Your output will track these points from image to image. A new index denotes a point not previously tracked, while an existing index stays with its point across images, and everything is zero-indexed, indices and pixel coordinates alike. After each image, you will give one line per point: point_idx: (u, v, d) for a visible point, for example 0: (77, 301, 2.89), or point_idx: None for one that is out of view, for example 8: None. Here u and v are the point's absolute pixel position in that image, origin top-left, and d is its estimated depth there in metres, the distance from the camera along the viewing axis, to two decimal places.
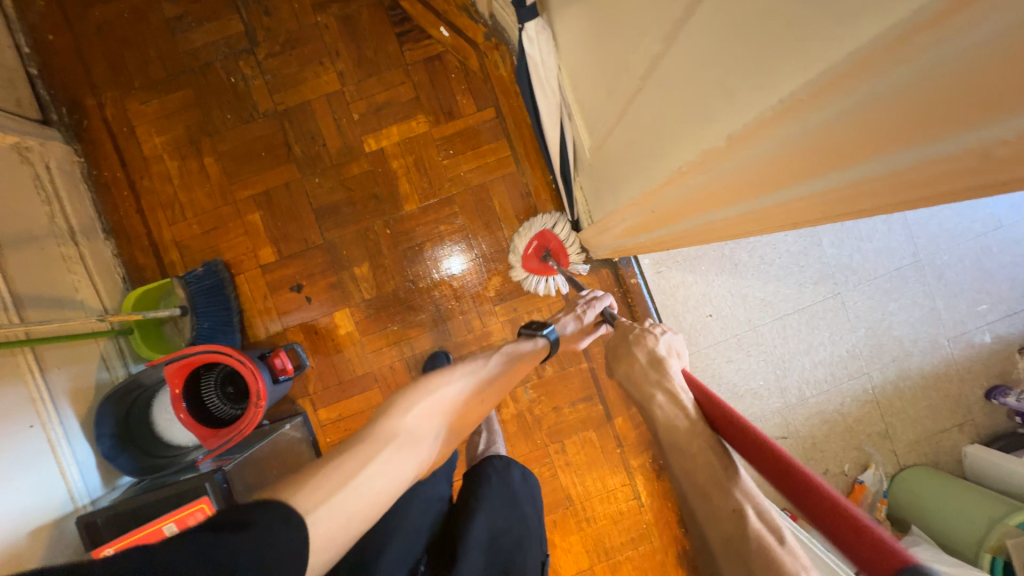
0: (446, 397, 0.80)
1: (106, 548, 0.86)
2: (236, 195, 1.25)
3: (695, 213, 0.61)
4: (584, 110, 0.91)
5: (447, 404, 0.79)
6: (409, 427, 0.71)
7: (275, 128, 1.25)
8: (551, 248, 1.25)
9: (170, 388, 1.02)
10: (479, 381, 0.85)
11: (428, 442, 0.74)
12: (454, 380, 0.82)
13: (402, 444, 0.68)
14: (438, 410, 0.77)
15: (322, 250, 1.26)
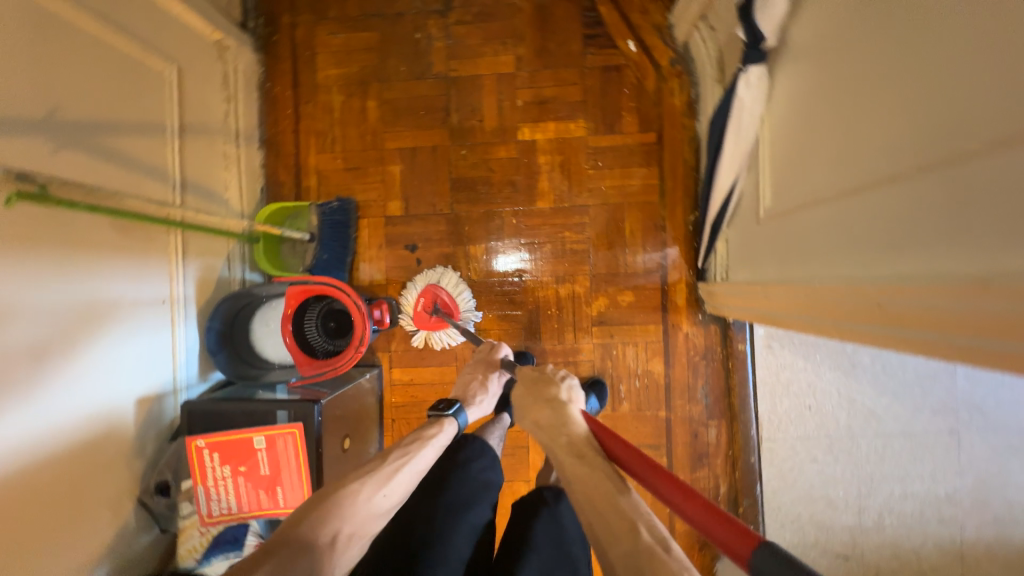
0: (382, 503, 0.74)
1: (201, 438, 0.88)
2: (386, 143, 1.28)
3: (949, 327, 0.52)
4: (789, 169, 0.85)
5: (369, 511, 0.72)
6: (311, 538, 0.66)
7: (441, 91, 1.27)
8: (442, 302, 1.22)
9: (284, 307, 1.05)
10: (398, 474, 0.78)
11: (354, 550, 0.69)
12: (370, 482, 0.75)
13: (306, 557, 0.63)
14: (364, 519, 0.71)
15: (446, 220, 1.27)
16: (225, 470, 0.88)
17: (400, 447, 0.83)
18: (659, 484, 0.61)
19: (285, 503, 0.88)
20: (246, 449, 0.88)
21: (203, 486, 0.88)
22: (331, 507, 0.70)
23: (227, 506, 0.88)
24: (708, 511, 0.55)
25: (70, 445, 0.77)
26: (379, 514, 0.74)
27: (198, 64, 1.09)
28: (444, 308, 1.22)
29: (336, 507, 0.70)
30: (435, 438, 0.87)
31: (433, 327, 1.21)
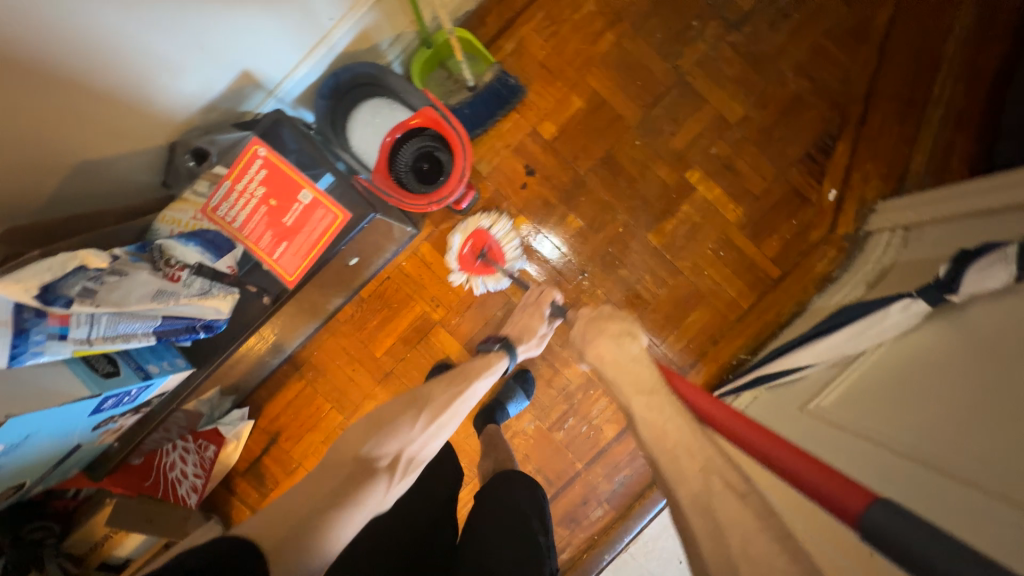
0: (428, 439, 0.81)
1: (265, 148, 0.84)
2: (590, 74, 1.23)
3: None
4: (879, 405, 0.85)
5: (417, 442, 0.79)
6: (360, 465, 0.73)
7: (668, 80, 1.22)
8: (490, 247, 1.21)
9: (411, 117, 1.00)
10: (443, 400, 0.85)
11: (409, 473, 0.77)
12: (422, 416, 0.81)
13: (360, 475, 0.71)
14: (411, 446, 0.78)
15: (573, 176, 1.23)
16: (258, 190, 0.84)
17: (455, 377, 0.90)
18: (754, 444, 0.61)
19: (279, 259, 0.84)
20: (291, 193, 0.84)
21: (230, 185, 0.84)
22: (373, 438, 0.76)
23: (234, 218, 0.84)
24: (811, 462, 0.55)
25: (157, 98, 0.79)
26: (421, 449, 0.80)
27: None
28: (489, 252, 1.22)
29: (382, 437, 0.77)
30: (493, 368, 0.96)
31: (479, 271, 1.22)
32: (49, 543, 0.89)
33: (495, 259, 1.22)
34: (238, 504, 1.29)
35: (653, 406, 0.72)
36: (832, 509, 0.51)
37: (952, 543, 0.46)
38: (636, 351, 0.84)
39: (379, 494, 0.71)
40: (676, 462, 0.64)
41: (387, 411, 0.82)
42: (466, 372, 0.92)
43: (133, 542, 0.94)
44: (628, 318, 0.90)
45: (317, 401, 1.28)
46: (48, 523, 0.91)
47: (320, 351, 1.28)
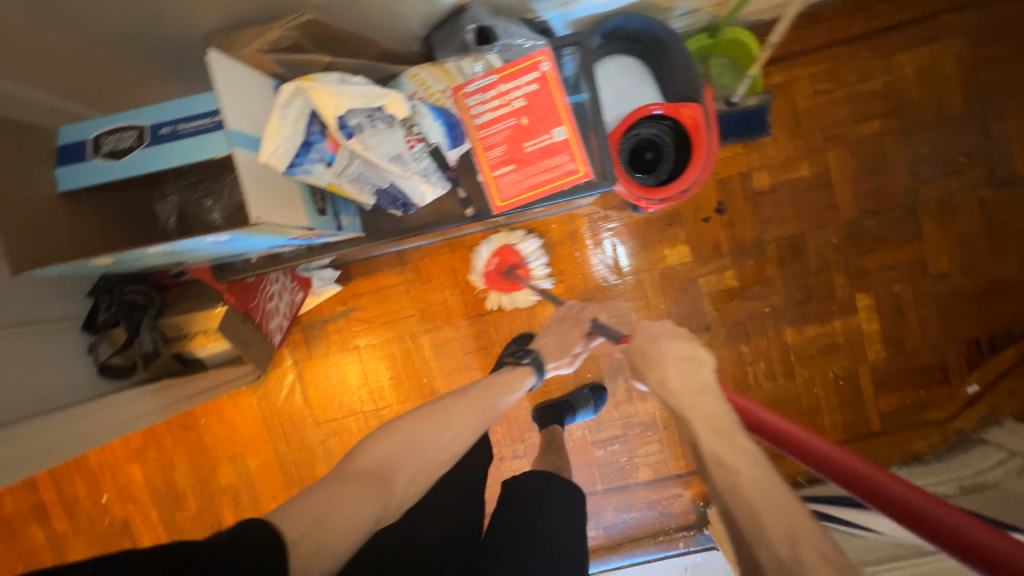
0: (445, 449, 0.70)
1: (549, 64, 0.75)
2: (834, 151, 1.14)
3: None
4: None
5: (428, 458, 0.67)
6: (383, 470, 0.62)
7: (900, 199, 1.15)
8: (516, 264, 1.21)
9: (674, 107, 0.91)
10: (460, 417, 0.73)
11: (420, 484, 0.65)
12: (440, 435, 0.70)
13: (377, 481, 0.60)
14: (434, 459, 0.68)
15: (755, 237, 1.17)
16: (518, 101, 0.77)
17: (472, 394, 0.79)
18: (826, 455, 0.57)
19: (500, 180, 0.79)
20: (546, 123, 0.77)
21: (496, 81, 0.76)
22: (411, 429, 0.68)
23: (480, 117, 0.77)
24: (867, 464, 0.54)
25: None
26: (445, 452, 0.69)
27: None
28: (517, 269, 1.20)
29: (411, 443, 0.67)
30: (518, 385, 0.87)
31: (506, 288, 1.21)
32: (146, 311, 0.88)
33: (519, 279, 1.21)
34: (283, 350, 1.30)
35: (722, 433, 0.58)
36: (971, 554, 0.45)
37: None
38: (704, 375, 0.67)
39: (385, 504, 0.58)
40: (744, 488, 0.52)
41: (455, 411, 0.74)
42: (494, 389, 0.82)
43: (217, 346, 0.93)
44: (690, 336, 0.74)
45: (403, 303, 1.26)
46: (149, 291, 0.90)
47: (431, 261, 1.24)
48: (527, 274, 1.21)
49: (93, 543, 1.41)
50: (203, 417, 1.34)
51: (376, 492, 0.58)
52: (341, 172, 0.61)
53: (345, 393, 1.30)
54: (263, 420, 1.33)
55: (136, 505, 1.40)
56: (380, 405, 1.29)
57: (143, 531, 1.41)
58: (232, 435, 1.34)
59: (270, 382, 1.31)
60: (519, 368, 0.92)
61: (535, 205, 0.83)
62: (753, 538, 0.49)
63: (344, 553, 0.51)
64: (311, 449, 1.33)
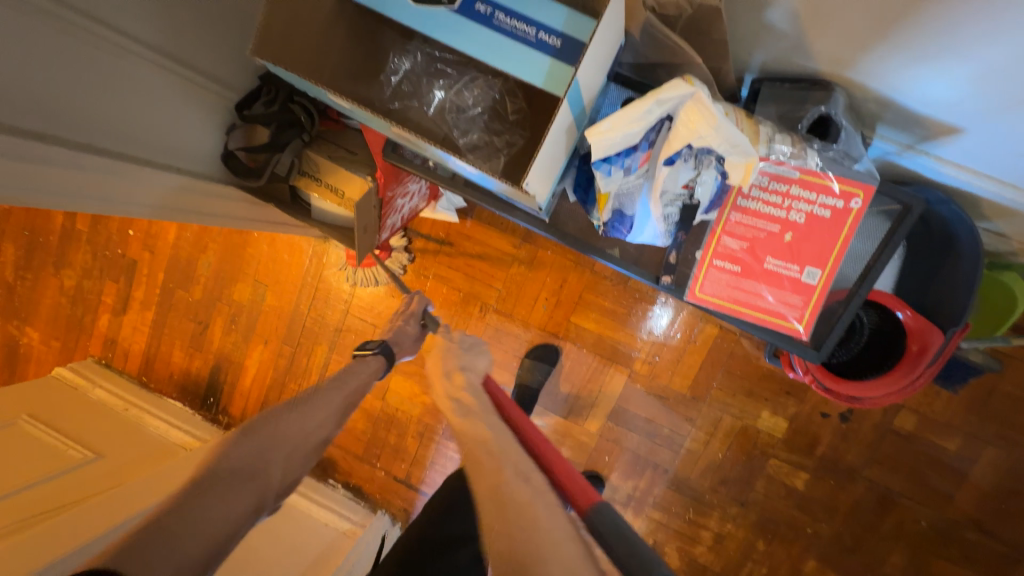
0: (317, 432, 0.74)
1: (861, 205, 0.63)
2: (997, 449, 0.99)
3: None
4: None
5: (305, 438, 0.72)
6: (250, 467, 0.64)
7: (1014, 534, 1.01)
8: (378, 242, 1.17)
9: (913, 319, 0.78)
10: (326, 405, 0.76)
11: (296, 475, 0.69)
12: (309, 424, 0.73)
13: (248, 481, 0.63)
14: (303, 444, 0.71)
15: (852, 462, 1.05)
16: (799, 215, 0.65)
17: (337, 378, 0.81)
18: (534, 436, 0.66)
19: (713, 270, 0.68)
20: (807, 257, 0.65)
21: (794, 180, 0.63)
22: (285, 418, 0.71)
23: (748, 201, 0.66)
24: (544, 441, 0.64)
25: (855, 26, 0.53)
26: (314, 437, 0.73)
27: None
28: (376, 245, 1.18)
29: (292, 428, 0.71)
30: (371, 367, 0.85)
31: (365, 262, 1.19)
32: (301, 134, 0.79)
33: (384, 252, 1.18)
34: None
35: (483, 416, 0.67)
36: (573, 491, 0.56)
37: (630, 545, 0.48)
38: (463, 382, 0.74)
39: (262, 501, 0.63)
40: (481, 463, 0.58)
41: (320, 401, 0.76)
42: (350, 372, 0.83)
43: (337, 208, 0.86)
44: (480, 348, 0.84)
45: (497, 273, 1.16)
46: (312, 113, 0.80)
47: (550, 255, 1.13)
48: (383, 255, 1.16)
49: (95, 259, 1.40)
50: (255, 232, 1.28)
51: (253, 491, 0.63)
52: (615, 180, 0.55)
53: (389, 306, 1.23)
54: (303, 273, 1.27)
55: (150, 258, 1.37)
56: None
57: (141, 282, 1.39)
58: (269, 264, 1.29)
59: (333, 247, 1.24)
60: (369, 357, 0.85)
61: (724, 317, 0.73)
62: (505, 545, 0.49)
63: (217, 539, 0.57)
64: (325, 326, 1.28)
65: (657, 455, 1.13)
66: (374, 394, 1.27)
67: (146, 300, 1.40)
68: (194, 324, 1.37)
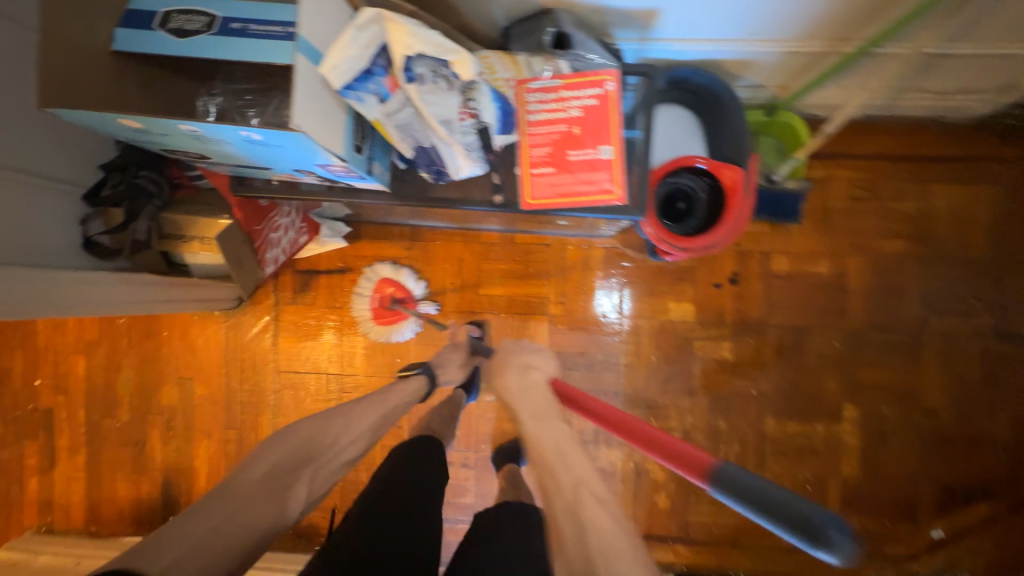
0: (349, 449, 0.77)
1: (614, 86, 0.77)
2: (857, 256, 1.15)
3: None
4: None
5: (330, 449, 0.75)
6: (280, 479, 0.67)
7: (905, 321, 1.14)
8: (403, 298, 1.23)
9: (717, 166, 0.93)
10: (364, 420, 0.81)
11: (319, 487, 0.72)
12: (345, 435, 0.78)
13: (273, 494, 0.65)
14: (332, 459, 0.75)
15: (760, 316, 1.16)
16: (575, 111, 0.78)
17: (376, 399, 0.86)
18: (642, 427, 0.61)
19: (534, 177, 0.79)
20: (596, 139, 0.78)
21: (559, 86, 0.77)
22: (307, 430, 0.75)
23: (534, 114, 0.79)
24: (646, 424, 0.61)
25: None
26: (344, 453, 0.76)
27: (990, 67, 0.95)
28: (401, 300, 1.23)
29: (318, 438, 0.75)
30: (408, 393, 0.91)
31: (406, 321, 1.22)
32: (153, 200, 0.87)
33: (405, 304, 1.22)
34: (269, 290, 1.27)
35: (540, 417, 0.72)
36: (684, 464, 0.53)
37: (740, 477, 0.47)
38: (530, 377, 0.81)
39: (282, 512, 0.64)
40: (560, 486, 0.62)
41: (356, 415, 0.81)
42: (391, 397, 0.88)
43: (208, 258, 0.92)
44: (540, 350, 0.90)
45: (402, 278, 1.24)
46: (160, 182, 0.88)
47: (441, 245, 1.22)
48: (411, 306, 1.23)
49: (8, 424, 1.34)
50: (166, 330, 1.30)
51: (271, 507, 0.63)
52: (389, 113, 0.66)
53: (315, 349, 1.26)
54: (225, 351, 1.29)
55: (66, 399, 1.33)
56: (347, 372, 1.25)
57: (64, 428, 1.34)
58: (189, 357, 1.30)
59: (245, 315, 1.27)
60: (412, 377, 0.96)
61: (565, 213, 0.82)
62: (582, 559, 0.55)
63: (242, 550, 0.58)
64: (263, 394, 1.28)
65: (604, 381, 1.20)
66: None
67: (73, 445, 1.34)
68: (130, 447, 1.33)
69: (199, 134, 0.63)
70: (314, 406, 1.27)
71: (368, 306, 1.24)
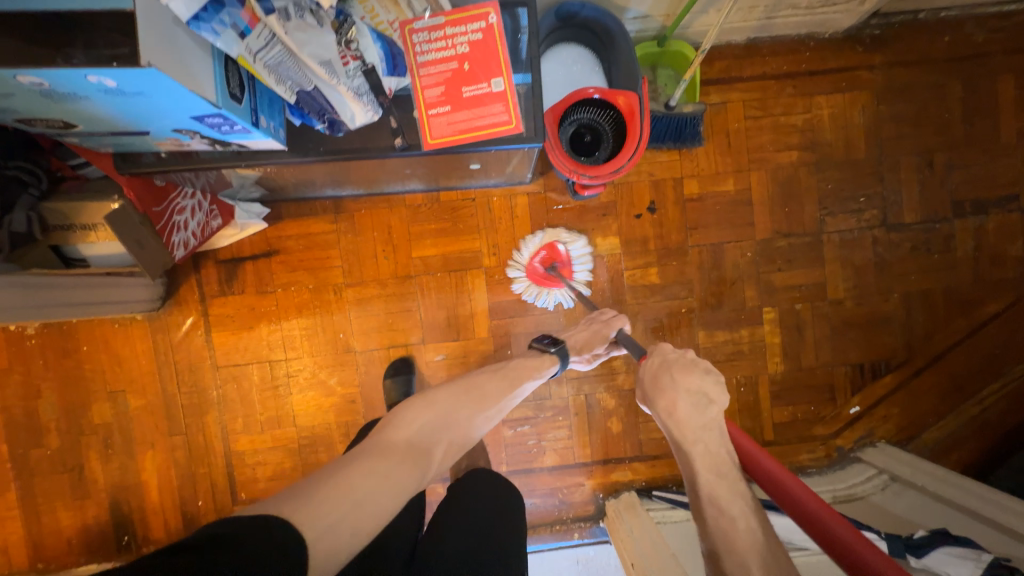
0: (463, 428, 0.84)
1: (497, 18, 0.77)
2: (758, 171, 1.24)
3: None
4: None
5: (449, 428, 0.81)
6: (411, 451, 0.73)
7: (806, 225, 1.25)
8: (562, 264, 1.22)
9: (611, 93, 0.97)
10: (465, 402, 0.87)
11: (450, 454, 0.80)
12: (455, 413, 0.84)
13: (409, 461, 0.71)
14: (448, 433, 0.81)
15: (680, 239, 1.24)
16: (462, 47, 0.77)
17: (509, 377, 0.95)
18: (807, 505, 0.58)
19: (429, 117, 0.80)
20: (484, 73, 0.78)
21: (443, 23, 0.76)
22: (415, 415, 0.80)
23: (424, 56, 0.77)
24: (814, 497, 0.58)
25: None
26: (462, 438, 0.83)
27: None
28: (561, 268, 1.22)
29: (426, 423, 0.79)
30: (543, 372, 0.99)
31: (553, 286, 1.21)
32: (29, 190, 0.80)
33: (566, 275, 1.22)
34: (193, 284, 1.22)
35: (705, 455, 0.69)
36: None
37: None
38: (710, 417, 0.72)
39: (418, 476, 0.71)
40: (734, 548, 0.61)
41: (471, 394, 0.88)
42: (524, 377, 0.97)
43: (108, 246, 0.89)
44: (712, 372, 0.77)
45: (332, 252, 1.22)
46: (36, 171, 0.81)
47: (367, 213, 1.21)
48: (568, 272, 1.22)
49: None
50: (85, 345, 1.22)
51: (402, 471, 0.69)
52: (255, 51, 0.65)
53: (253, 338, 1.23)
54: (155, 356, 1.23)
55: None
56: (290, 355, 1.23)
57: None
58: (116, 368, 1.22)
59: (172, 315, 1.22)
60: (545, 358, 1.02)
61: (470, 148, 0.85)
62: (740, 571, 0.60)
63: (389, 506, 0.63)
64: (205, 393, 1.24)
65: (546, 323, 1.24)
66: (284, 424, 1.24)
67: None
68: (66, 474, 1.25)
69: (47, 91, 0.59)
70: (261, 396, 1.24)
71: (527, 264, 1.22)
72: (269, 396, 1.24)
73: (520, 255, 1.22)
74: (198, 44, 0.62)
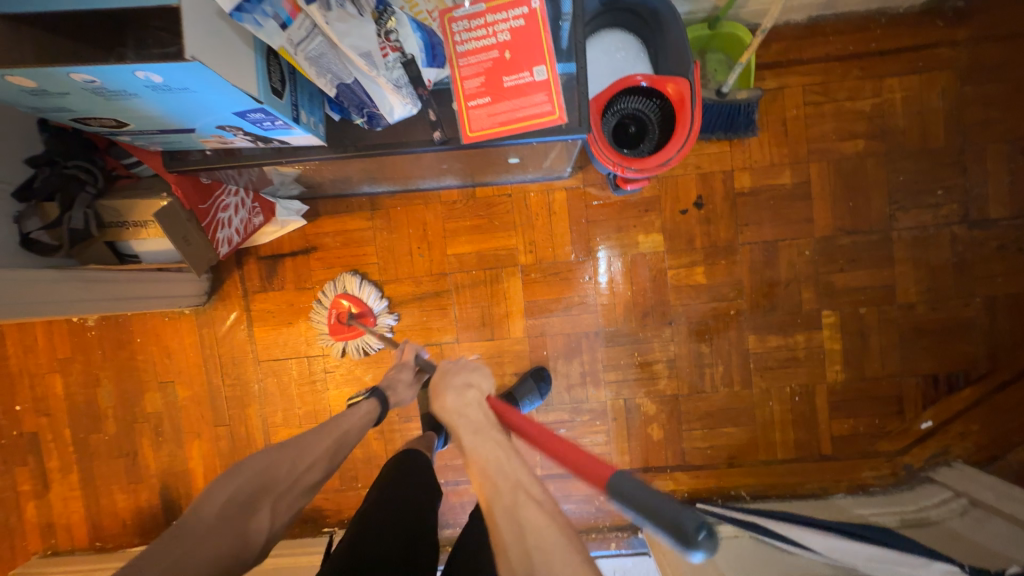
0: (306, 476, 0.73)
1: (539, 3, 0.73)
2: (819, 162, 1.14)
3: None
4: None
5: (291, 481, 0.71)
6: (235, 510, 0.65)
7: (873, 221, 1.14)
8: (360, 313, 1.19)
9: (658, 80, 0.91)
10: (318, 444, 0.76)
11: (290, 507, 0.70)
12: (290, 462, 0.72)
13: (231, 529, 0.63)
14: (290, 488, 0.71)
15: (729, 236, 1.16)
16: (504, 34, 0.73)
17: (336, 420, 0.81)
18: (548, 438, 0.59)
19: (467, 109, 0.77)
20: (526, 60, 0.74)
21: (484, 10, 0.72)
22: (249, 459, 0.72)
23: (464, 45, 0.74)
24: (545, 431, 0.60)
25: None
26: (302, 485, 0.72)
27: None
28: (359, 316, 1.18)
29: (263, 470, 0.70)
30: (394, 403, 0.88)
31: (353, 335, 1.18)
32: (86, 188, 0.82)
33: (364, 321, 1.18)
34: (236, 280, 1.25)
35: (505, 433, 0.68)
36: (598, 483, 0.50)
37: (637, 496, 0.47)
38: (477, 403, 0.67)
39: (239, 548, 0.63)
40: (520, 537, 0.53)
41: (308, 444, 0.75)
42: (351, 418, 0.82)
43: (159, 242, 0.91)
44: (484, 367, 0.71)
45: (367, 249, 1.22)
46: (92, 169, 0.84)
47: (402, 210, 1.20)
48: (370, 323, 1.19)
49: None
50: (138, 337, 1.27)
51: (226, 539, 0.62)
52: (297, 43, 0.65)
53: (292, 333, 1.25)
54: (201, 349, 1.27)
55: (50, 420, 1.31)
56: (327, 351, 1.24)
57: (52, 449, 1.32)
58: (166, 359, 1.28)
59: (216, 310, 1.25)
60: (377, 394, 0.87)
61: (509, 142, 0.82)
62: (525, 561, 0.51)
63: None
64: (246, 385, 1.27)
65: (583, 323, 1.19)
66: (321, 419, 1.26)
67: (64, 464, 1.32)
68: (122, 459, 1.31)
69: (100, 89, 0.60)
70: (298, 391, 1.26)
71: (326, 319, 1.20)
72: (306, 391, 1.25)
73: (320, 307, 1.21)
74: (242, 39, 0.62)
